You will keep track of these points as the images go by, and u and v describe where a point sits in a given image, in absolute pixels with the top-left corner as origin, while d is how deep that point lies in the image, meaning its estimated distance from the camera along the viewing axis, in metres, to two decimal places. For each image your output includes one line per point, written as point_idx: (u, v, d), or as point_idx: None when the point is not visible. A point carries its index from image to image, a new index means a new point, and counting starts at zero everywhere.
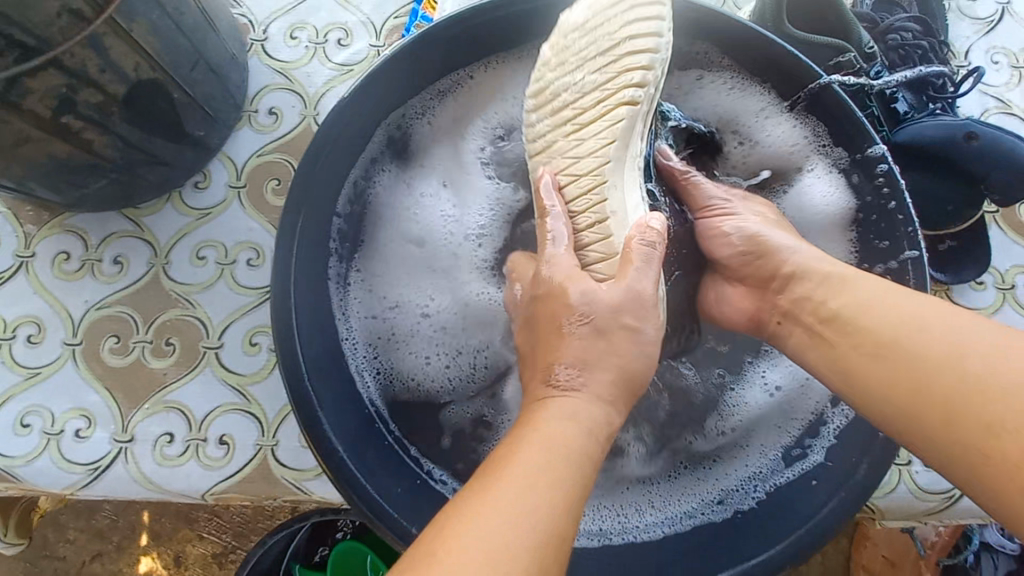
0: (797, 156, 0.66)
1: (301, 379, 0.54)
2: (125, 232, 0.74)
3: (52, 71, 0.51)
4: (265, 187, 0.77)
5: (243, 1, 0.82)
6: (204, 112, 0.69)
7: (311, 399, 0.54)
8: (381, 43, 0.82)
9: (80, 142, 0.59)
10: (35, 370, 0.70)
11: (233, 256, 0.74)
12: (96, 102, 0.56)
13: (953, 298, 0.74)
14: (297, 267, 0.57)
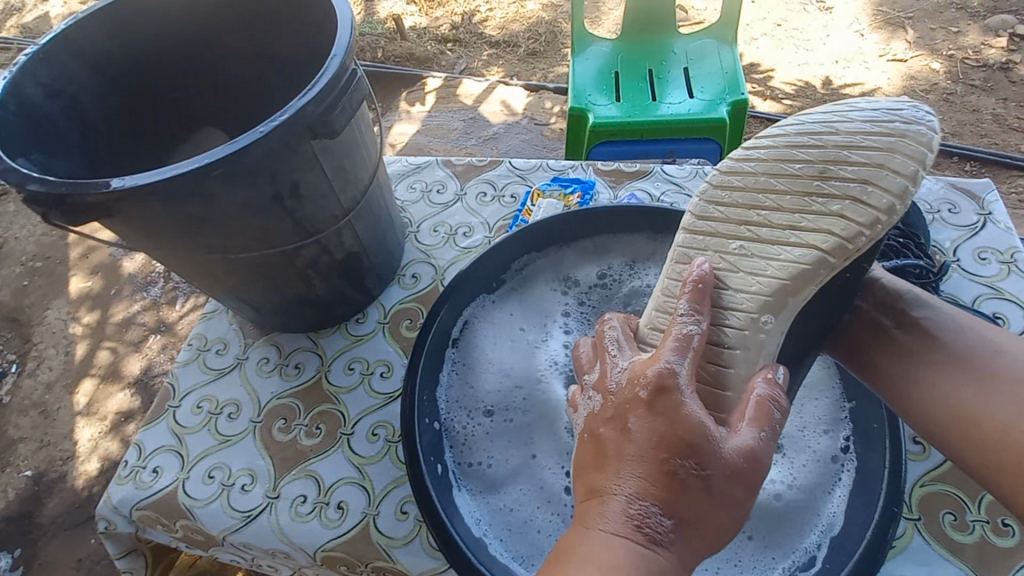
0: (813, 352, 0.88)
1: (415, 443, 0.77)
2: (306, 347, 1.08)
3: (315, 246, 0.86)
4: (402, 324, 1.10)
5: (408, 209, 1.27)
6: (375, 272, 1.06)
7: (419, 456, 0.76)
8: (492, 235, 1.20)
9: (308, 286, 0.94)
10: (227, 437, 0.99)
11: (373, 369, 1.04)
12: (326, 263, 0.91)
13: None
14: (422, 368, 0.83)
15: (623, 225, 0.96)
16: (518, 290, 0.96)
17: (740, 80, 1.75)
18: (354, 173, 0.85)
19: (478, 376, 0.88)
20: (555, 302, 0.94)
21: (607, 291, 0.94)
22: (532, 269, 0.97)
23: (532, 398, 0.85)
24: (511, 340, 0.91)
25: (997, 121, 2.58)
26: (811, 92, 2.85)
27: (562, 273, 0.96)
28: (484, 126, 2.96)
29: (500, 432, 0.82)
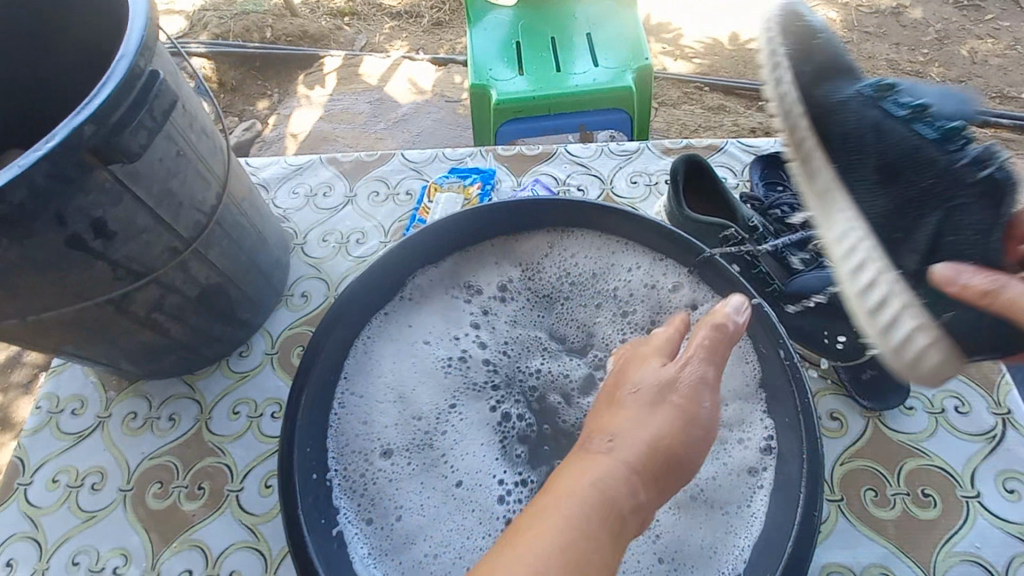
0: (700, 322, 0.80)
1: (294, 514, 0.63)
2: (180, 393, 0.94)
3: (153, 287, 0.72)
4: (292, 353, 0.97)
5: (291, 217, 1.12)
6: (250, 300, 0.92)
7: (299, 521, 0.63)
8: (389, 240, 1.08)
9: (161, 330, 0.79)
10: (93, 513, 0.84)
11: (261, 410, 0.91)
12: (177, 302, 0.77)
13: (886, 422, 0.82)
14: (305, 419, 0.70)
15: (519, 216, 0.86)
16: (409, 300, 0.84)
17: (644, 44, 1.68)
18: (189, 195, 0.71)
19: (373, 405, 0.77)
20: (449, 307, 0.85)
21: (510, 299, 0.87)
22: (425, 278, 0.85)
23: (434, 420, 0.77)
24: (406, 356, 0.81)
25: (890, 66, 2.68)
26: (720, 48, 2.85)
27: (454, 275, 0.87)
28: (393, 106, 2.77)
29: (408, 474, 0.73)
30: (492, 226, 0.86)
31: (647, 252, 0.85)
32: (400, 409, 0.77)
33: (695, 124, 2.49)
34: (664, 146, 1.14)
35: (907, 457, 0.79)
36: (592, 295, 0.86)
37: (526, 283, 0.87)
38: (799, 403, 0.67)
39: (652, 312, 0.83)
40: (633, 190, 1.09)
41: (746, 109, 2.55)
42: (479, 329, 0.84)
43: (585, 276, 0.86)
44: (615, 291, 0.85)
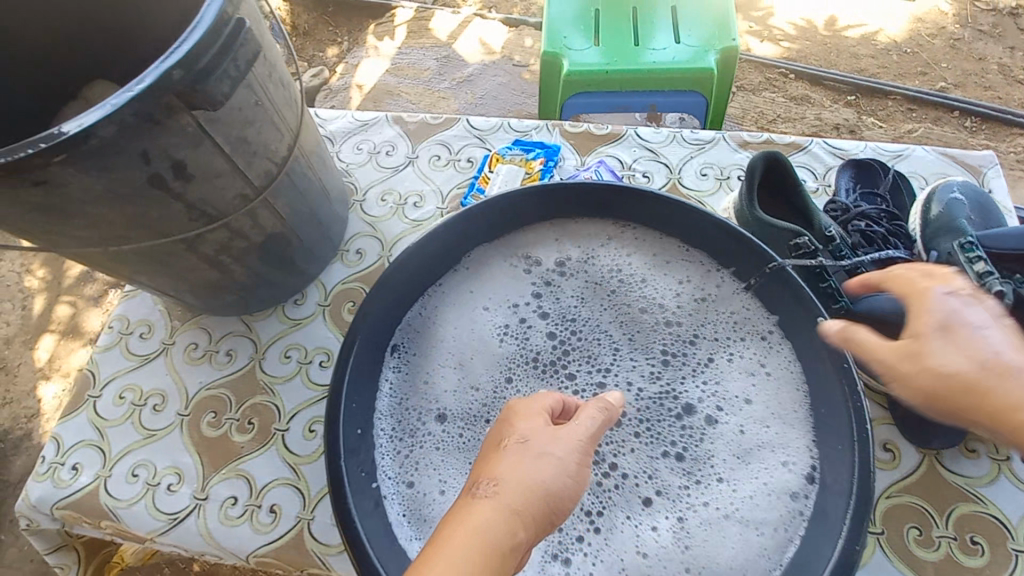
0: (760, 329, 0.77)
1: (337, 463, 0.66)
2: (237, 332, 0.99)
3: (224, 230, 0.74)
4: (343, 307, 1.00)
5: (353, 172, 1.14)
6: (308, 251, 0.94)
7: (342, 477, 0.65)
8: (446, 206, 1.08)
9: (226, 272, 0.82)
10: (153, 432, 0.91)
11: (311, 357, 0.95)
12: (243, 247, 0.80)
13: (944, 461, 0.78)
14: (356, 379, 0.73)
15: (582, 204, 0.85)
16: (467, 276, 0.84)
17: (732, 24, 1.57)
18: (263, 146, 0.72)
19: (425, 376, 0.78)
20: (509, 284, 0.84)
21: (567, 278, 0.84)
22: (481, 254, 0.85)
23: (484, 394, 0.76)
24: (462, 328, 0.81)
25: (1003, 70, 2.43)
26: (811, 33, 2.64)
27: (513, 253, 0.86)
28: (459, 65, 2.73)
29: (455, 447, 0.74)
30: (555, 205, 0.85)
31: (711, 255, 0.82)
32: (455, 379, 0.78)
33: (772, 115, 2.35)
34: (741, 139, 1.08)
35: (961, 501, 0.75)
36: (646, 299, 0.81)
37: (582, 265, 0.85)
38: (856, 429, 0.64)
39: (708, 305, 0.79)
40: (701, 183, 1.05)
41: (831, 103, 2.38)
42: (540, 307, 0.82)
43: (635, 278, 0.83)
44: (666, 300, 0.81)
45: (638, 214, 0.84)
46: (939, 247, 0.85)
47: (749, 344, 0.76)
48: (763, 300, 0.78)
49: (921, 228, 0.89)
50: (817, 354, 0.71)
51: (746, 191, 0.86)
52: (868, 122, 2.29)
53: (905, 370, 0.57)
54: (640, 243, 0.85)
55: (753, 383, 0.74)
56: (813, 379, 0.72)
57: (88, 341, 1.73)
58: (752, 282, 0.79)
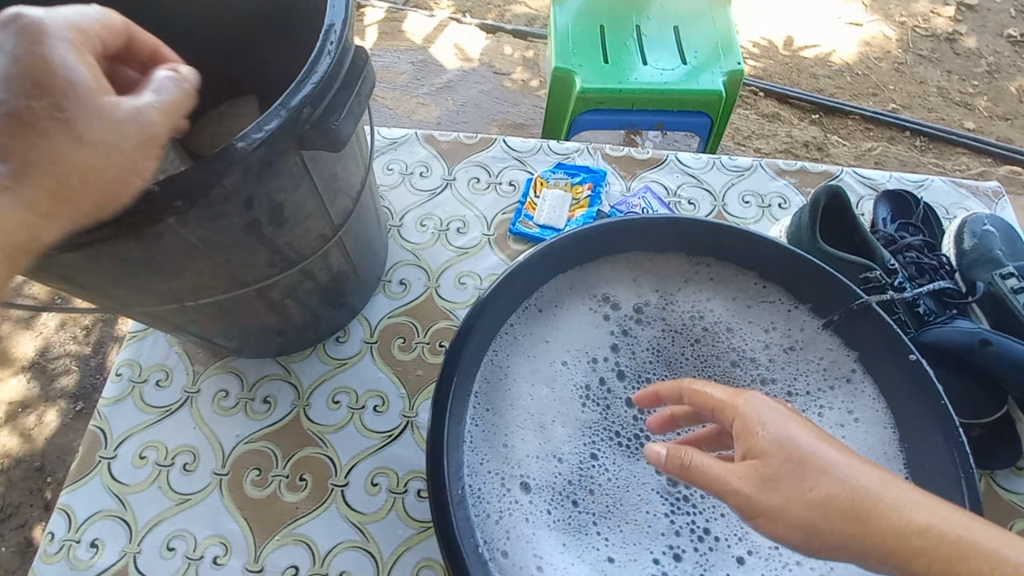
0: (842, 368, 0.80)
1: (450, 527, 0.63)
2: (275, 375, 0.89)
3: (297, 273, 0.66)
4: (393, 343, 0.92)
5: (387, 196, 1.06)
6: (359, 285, 0.87)
7: (455, 540, 0.62)
8: (492, 232, 1.03)
9: (284, 314, 0.74)
10: (186, 496, 0.80)
11: (363, 402, 0.87)
12: (309, 288, 0.72)
13: (997, 480, 0.83)
14: (453, 430, 0.70)
15: (663, 242, 0.84)
16: (545, 316, 0.82)
17: (734, 47, 1.62)
18: (346, 179, 0.65)
19: (512, 423, 0.76)
20: (587, 326, 0.82)
21: (648, 325, 0.83)
22: (557, 294, 0.83)
23: (571, 441, 0.76)
24: (544, 373, 0.79)
25: (942, 94, 2.67)
26: (775, 53, 2.79)
27: (589, 292, 0.84)
28: (437, 70, 2.64)
29: (551, 505, 0.72)
30: (637, 245, 0.84)
31: (791, 296, 0.84)
32: (541, 428, 0.76)
33: (747, 130, 2.46)
34: (777, 167, 1.11)
35: (1017, 518, 0.80)
36: (734, 350, 0.82)
37: (660, 312, 0.85)
38: (961, 471, 0.66)
39: (787, 345, 0.82)
40: (745, 210, 1.06)
41: (799, 121, 2.52)
42: (619, 352, 0.82)
43: (717, 325, 0.84)
44: (755, 351, 0.82)
45: (717, 255, 0.85)
46: (977, 276, 0.91)
47: (832, 387, 0.79)
48: (847, 338, 0.80)
49: (956, 258, 0.95)
50: (910, 392, 0.74)
51: (810, 223, 0.88)
52: (832, 140, 2.45)
53: (768, 504, 0.48)
54: (717, 281, 0.86)
55: (843, 431, 0.76)
56: (903, 420, 0.75)
57: (19, 369, 1.43)
58: (833, 319, 0.81)
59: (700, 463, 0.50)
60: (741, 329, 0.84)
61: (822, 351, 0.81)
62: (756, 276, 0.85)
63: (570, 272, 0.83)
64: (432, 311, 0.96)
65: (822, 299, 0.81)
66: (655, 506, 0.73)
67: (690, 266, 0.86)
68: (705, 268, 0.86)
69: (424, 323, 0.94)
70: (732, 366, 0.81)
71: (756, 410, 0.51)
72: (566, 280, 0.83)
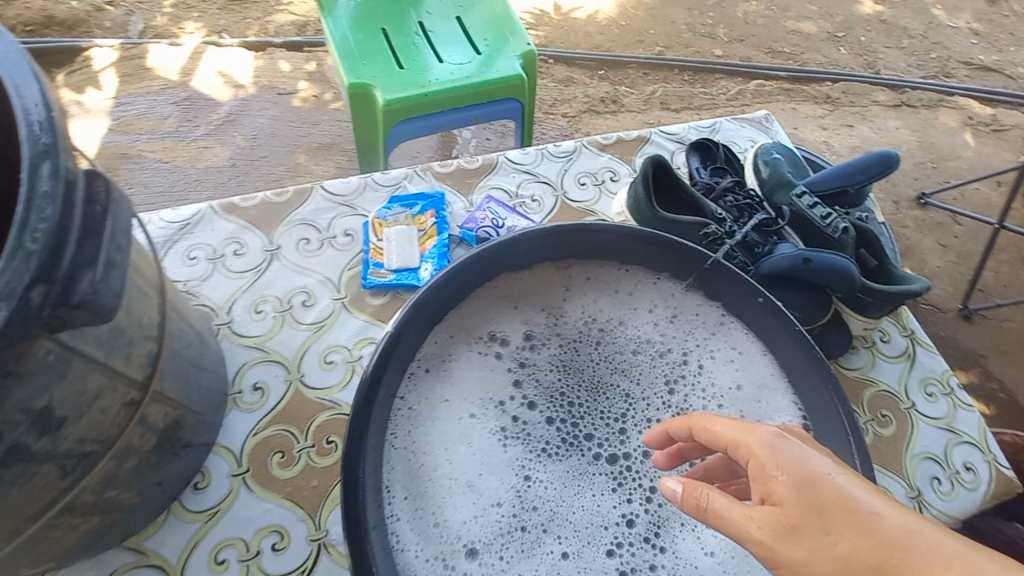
0: (714, 318, 0.84)
1: None
2: (127, 566, 0.70)
3: (109, 461, 0.50)
4: (269, 462, 0.78)
5: (199, 291, 0.88)
6: (202, 419, 0.71)
7: None
8: (343, 294, 0.91)
9: (112, 506, 0.57)
10: None
11: (255, 547, 0.73)
12: (135, 465, 0.56)
13: (841, 363, 0.97)
14: (374, 537, 0.63)
15: (525, 256, 0.82)
16: (436, 372, 0.76)
17: (519, 26, 1.64)
18: (136, 324, 0.50)
19: (441, 498, 0.68)
20: (484, 366, 0.77)
21: (543, 342, 0.80)
22: (439, 346, 0.77)
23: (507, 488, 0.70)
24: (458, 430, 0.73)
25: (691, 29, 3.05)
26: (550, 19, 2.93)
27: (474, 330, 0.79)
28: (208, 106, 2.28)
29: (508, 562, 0.66)
30: (500, 268, 0.81)
31: (651, 269, 0.86)
32: (473, 488, 0.70)
33: (550, 98, 2.56)
34: (598, 142, 1.15)
35: (864, 389, 0.95)
36: (628, 346, 0.82)
37: (551, 326, 0.82)
38: (827, 384, 0.75)
39: (666, 314, 0.85)
40: (585, 192, 1.08)
41: (590, 79, 2.69)
42: (524, 378, 0.78)
43: (602, 318, 0.84)
44: (642, 333, 0.83)
45: (576, 252, 0.85)
46: (780, 200, 1.04)
47: (715, 339, 0.83)
48: (708, 291, 0.85)
49: (760, 188, 1.07)
50: (771, 323, 0.80)
51: (644, 196, 0.92)
52: (622, 90, 2.67)
53: (792, 556, 0.43)
54: (587, 276, 0.86)
55: (737, 373, 0.80)
56: (774, 349, 0.80)
57: None
58: (690, 281, 0.85)
59: (716, 506, 0.48)
60: (623, 314, 0.84)
61: (695, 308, 0.85)
62: (616, 260, 0.86)
63: (445, 320, 0.78)
64: (304, 408, 0.82)
65: (677, 263, 0.84)
66: (617, 506, 0.70)
67: (558, 271, 0.85)
68: (572, 267, 0.86)
69: (300, 425, 0.81)
70: (630, 351, 0.82)
71: (770, 447, 0.47)
72: (443, 329, 0.78)
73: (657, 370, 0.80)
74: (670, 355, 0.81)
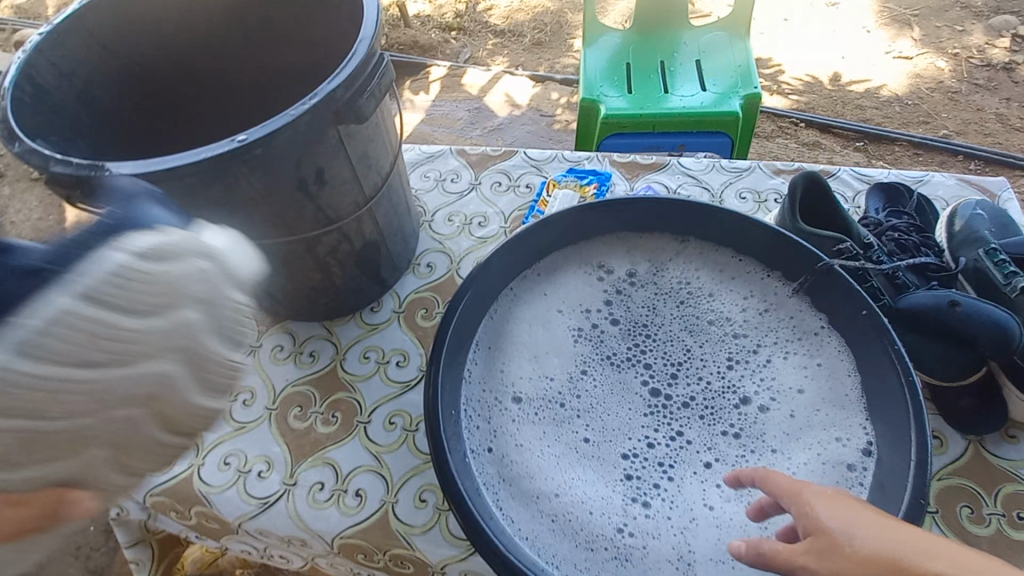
0: (811, 326, 0.86)
1: (435, 424, 0.74)
2: (320, 335, 1.08)
3: (336, 232, 0.85)
4: (417, 313, 1.09)
5: (422, 197, 1.26)
6: (390, 260, 1.05)
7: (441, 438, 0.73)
8: (508, 225, 1.19)
9: (327, 272, 0.93)
10: (242, 424, 0.99)
11: (389, 357, 1.04)
12: (346, 249, 0.90)
13: (986, 445, 0.83)
14: (456, 358, 0.82)
15: (651, 216, 0.96)
16: (544, 279, 0.95)
17: (753, 74, 1.74)
18: (378, 159, 0.84)
19: (511, 360, 0.87)
20: (583, 288, 0.94)
21: (640, 291, 0.94)
22: (555, 261, 0.96)
23: (564, 378, 0.86)
24: (544, 323, 0.90)
25: (1001, 120, 2.59)
26: (817, 88, 2.85)
27: (587, 261, 0.97)
28: (488, 116, 2.94)
29: (539, 423, 0.82)
30: (626, 220, 0.97)
31: (765, 265, 0.92)
32: (537, 365, 0.87)
33: (786, 159, 2.51)
34: (774, 167, 1.20)
35: (1006, 481, 0.80)
36: (713, 317, 0.90)
37: (651, 280, 0.95)
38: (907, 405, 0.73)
39: (761, 307, 0.90)
40: (741, 205, 1.15)
41: (841, 150, 2.53)
42: (611, 309, 0.92)
43: (700, 291, 0.93)
44: (729, 314, 0.90)
45: (696, 231, 0.96)
46: (966, 254, 0.94)
47: (799, 345, 0.85)
48: (813, 300, 0.87)
49: (947, 240, 0.99)
50: (870, 344, 0.79)
51: (789, 206, 0.96)
52: (877, 166, 2.44)
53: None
54: (699, 254, 0.96)
55: (808, 374, 0.82)
56: (864, 367, 0.80)
57: None
58: (801, 283, 0.88)
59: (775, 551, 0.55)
60: (721, 294, 0.92)
61: (795, 311, 0.88)
62: (731, 249, 0.95)
63: (569, 244, 0.97)
64: (452, 288, 1.12)
65: (790, 265, 0.89)
66: (643, 430, 0.81)
67: (676, 242, 0.97)
68: (689, 242, 0.97)
69: (445, 297, 1.10)
70: (711, 326, 0.89)
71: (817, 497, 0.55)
72: (564, 251, 0.97)
73: (728, 349, 0.87)
74: (748, 341, 0.87)
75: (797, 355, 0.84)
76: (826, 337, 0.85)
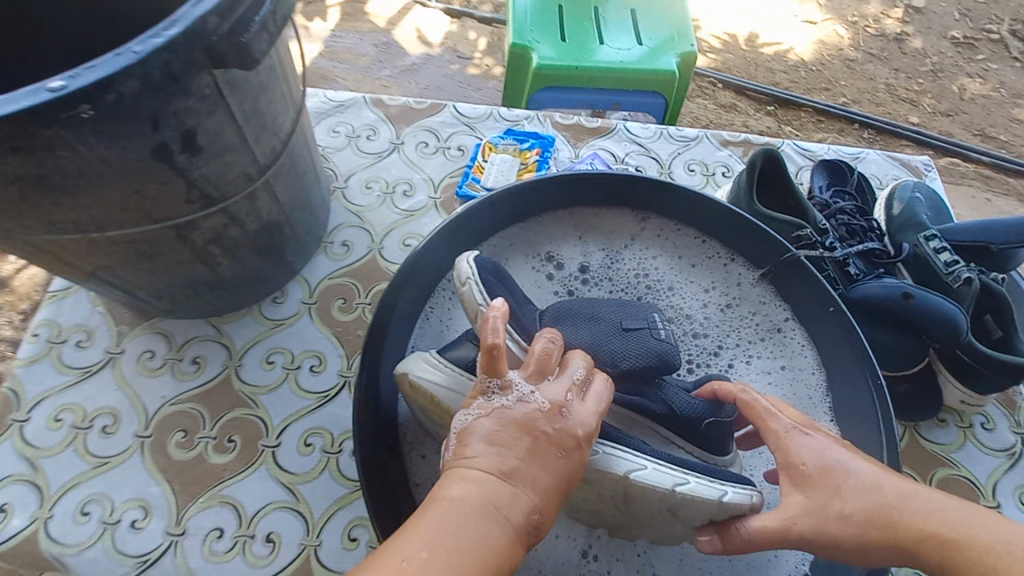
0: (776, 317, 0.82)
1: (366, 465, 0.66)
2: (206, 336, 0.86)
3: (219, 215, 0.64)
4: (332, 305, 0.90)
5: (331, 158, 1.04)
6: (296, 243, 0.84)
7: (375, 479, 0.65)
8: (438, 195, 1.01)
9: (211, 265, 0.71)
10: (105, 459, 0.77)
11: (299, 362, 0.85)
12: (235, 236, 0.69)
13: (921, 431, 0.86)
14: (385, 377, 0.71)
15: (604, 191, 0.84)
16: None
17: (688, 31, 1.64)
18: (273, 118, 0.63)
19: None
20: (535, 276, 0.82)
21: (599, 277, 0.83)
22: (500, 246, 0.83)
23: None
24: None
25: (889, 90, 2.78)
26: (734, 46, 2.86)
27: (536, 244, 0.84)
28: (400, 53, 2.60)
29: None
30: (576, 196, 0.85)
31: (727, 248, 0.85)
32: None
33: (706, 120, 2.51)
34: (723, 137, 1.13)
35: (939, 466, 0.84)
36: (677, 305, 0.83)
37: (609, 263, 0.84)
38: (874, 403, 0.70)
39: (727, 293, 0.83)
40: (692, 177, 1.07)
41: (756, 112, 2.58)
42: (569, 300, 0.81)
43: (663, 275, 0.84)
44: (695, 301, 0.83)
45: (654, 208, 0.86)
46: (903, 239, 0.94)
47: (766, 335, 0.80)
48: (776, 289, 0.83)
49: (885, 222, 0.98)
50: (835, 337, 0.76)
51: (747, 185, 0.89)
52: (787, 131, 2.52)
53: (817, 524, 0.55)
54: (659, 233, 0.87)
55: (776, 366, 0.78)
56: (828, 363, 0.77)
57: None
58: (766, 270, 0.83)
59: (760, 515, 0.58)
60: (686, 279, 0.84)
61: (760, 300, 0.82)
62: (693, 229, 0.86)
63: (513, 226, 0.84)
64: (374, 273, 0.94)
65: (753, 251, 0.83)
66: None
67: (634, 219, 0.87)
68: (648, 219, 0.87)
69: (366, 285, 0.92)
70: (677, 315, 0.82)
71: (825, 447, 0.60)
72: (509, 234, 0.84)
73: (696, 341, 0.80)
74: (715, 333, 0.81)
75: (764, 346, 0.80)
76: (791, 327, 0.81)
